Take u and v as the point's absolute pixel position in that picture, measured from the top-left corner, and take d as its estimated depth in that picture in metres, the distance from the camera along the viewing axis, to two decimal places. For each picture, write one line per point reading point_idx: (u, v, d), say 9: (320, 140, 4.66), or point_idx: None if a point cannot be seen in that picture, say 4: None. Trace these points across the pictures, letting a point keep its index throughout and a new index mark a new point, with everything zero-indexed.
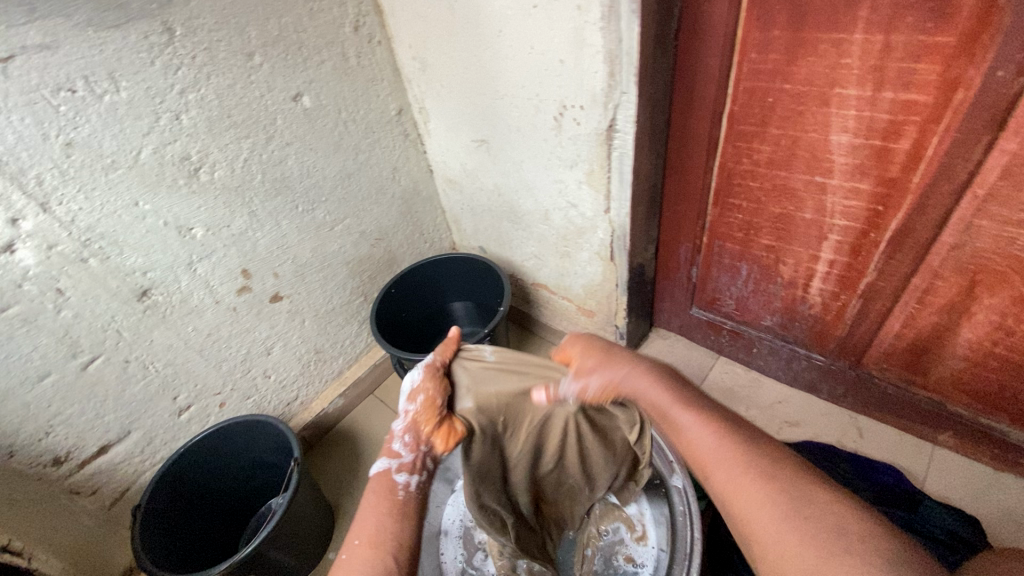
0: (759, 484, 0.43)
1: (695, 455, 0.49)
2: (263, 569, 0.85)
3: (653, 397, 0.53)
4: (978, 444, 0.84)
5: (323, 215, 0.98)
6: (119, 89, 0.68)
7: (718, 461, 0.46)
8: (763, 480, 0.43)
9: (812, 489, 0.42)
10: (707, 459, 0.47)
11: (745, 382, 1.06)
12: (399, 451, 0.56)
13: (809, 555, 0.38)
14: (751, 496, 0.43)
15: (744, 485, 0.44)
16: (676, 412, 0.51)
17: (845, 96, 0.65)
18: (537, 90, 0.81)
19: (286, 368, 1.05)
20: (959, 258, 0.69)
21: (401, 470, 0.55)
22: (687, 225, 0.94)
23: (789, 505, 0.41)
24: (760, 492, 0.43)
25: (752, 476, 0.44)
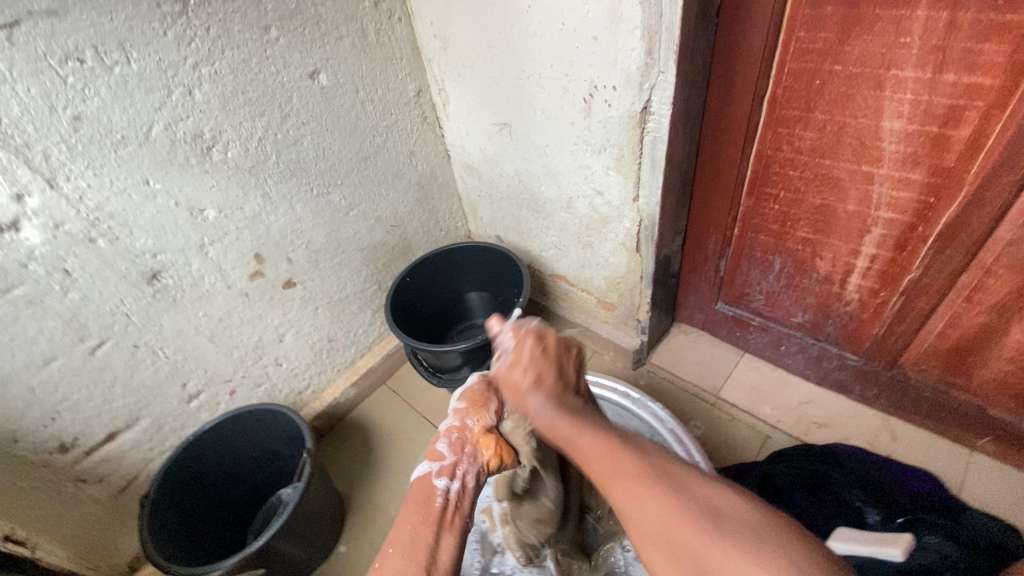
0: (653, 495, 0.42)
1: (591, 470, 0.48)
2: (272, 562, 0.82)
3: (553, 417, 0.52)
4: (1021, 451, 0.80)
5: (338, 199, 0.95)
6: (130, 60, 0.65)
7: (613, 481, 0.45)
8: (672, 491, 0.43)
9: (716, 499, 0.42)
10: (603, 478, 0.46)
11: (771, 380, 1.02)
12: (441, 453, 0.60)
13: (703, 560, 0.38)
14: (644, 509, 0.42)
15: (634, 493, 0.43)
16: (580, 435, 0.50)
17: (902, 78, 0.61)
18: (566, 70, 0.77)
19: (298, 357, 1.02)
20: (1016, 254, 0.65)
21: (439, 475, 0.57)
22: (718, 216, 0.89)
23: (685, 508, 0.41)
24: (656, 509, 0.41)
25: (648, 481, 0.44)
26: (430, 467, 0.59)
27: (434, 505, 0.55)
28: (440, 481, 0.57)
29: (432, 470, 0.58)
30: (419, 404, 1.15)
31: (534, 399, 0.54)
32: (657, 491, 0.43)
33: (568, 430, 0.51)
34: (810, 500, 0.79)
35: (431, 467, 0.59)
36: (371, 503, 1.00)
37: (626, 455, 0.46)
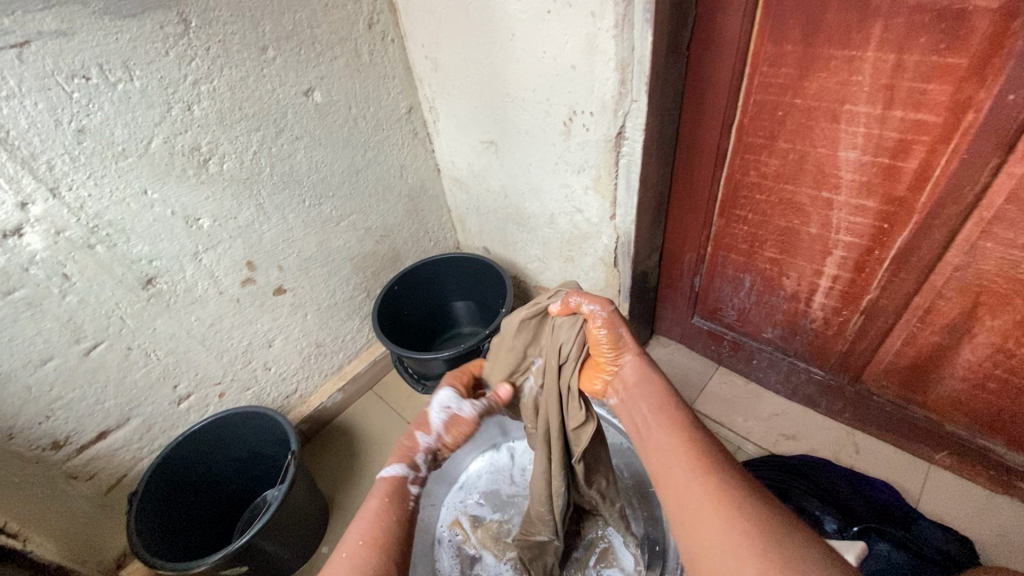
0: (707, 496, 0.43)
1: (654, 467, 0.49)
2: (255, 560, 0.85)
3: (642, 416, 0.53)
4: (975, 465, 0.84)
5: (329, 209, 0.99)
6: (133, 78, 0.69)
7: (673, 474, 0.46)
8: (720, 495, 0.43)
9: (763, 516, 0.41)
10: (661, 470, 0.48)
11: (743, 393, 1.06)
12: (418, 464, 0.62)
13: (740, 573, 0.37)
14: (691, 502, 0.44)
15: (693, 497, 0.44)
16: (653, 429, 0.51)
17: (855, 112, 0.65)
18: (547, 95, 0.81)
19: (286, 361, 1.05)
20: (963, 278, 0.69)
21: (414, 485, 0.60)
22: (692, 234, 0.94)
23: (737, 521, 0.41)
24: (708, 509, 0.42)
25: (691, 466, 0.46)
26: (404, 473, 0.60)
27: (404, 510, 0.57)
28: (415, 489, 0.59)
29: (405, 475, 0.60)
30: (404, 410, 1.18)
31: (633, 397, 0.55)
32: (714, 492, 0.43)
33: (648, 426, 0.52)
34: None
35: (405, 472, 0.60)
36: (353, 506, 1.03)
37: (701, 466, 0.45)
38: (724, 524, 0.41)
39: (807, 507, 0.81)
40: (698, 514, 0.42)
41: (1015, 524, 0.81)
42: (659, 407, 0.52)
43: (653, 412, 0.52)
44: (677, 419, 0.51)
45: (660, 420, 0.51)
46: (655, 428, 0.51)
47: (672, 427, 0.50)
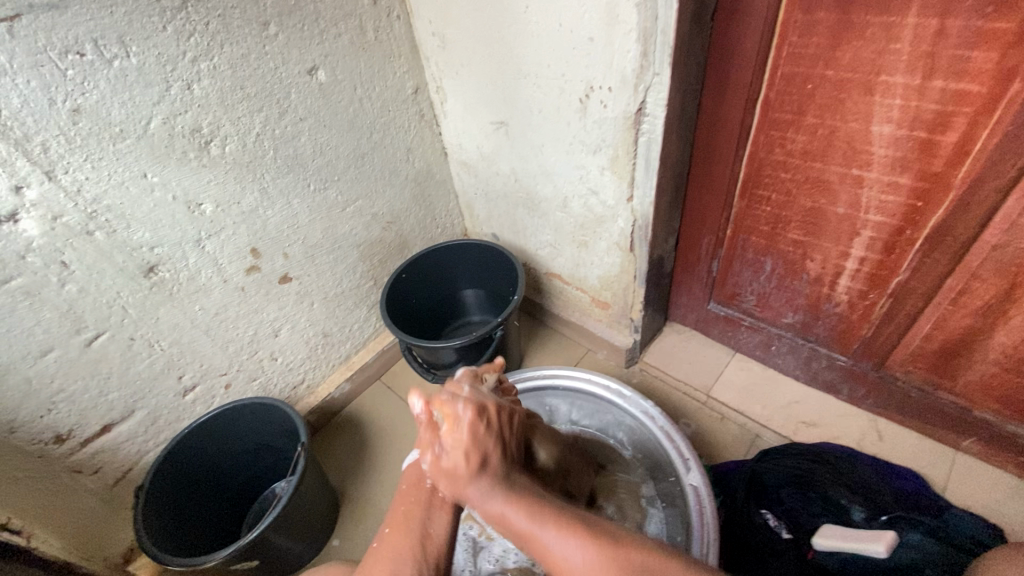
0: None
1: (546, 559, 0.47)
2: (267, 553, 0.83)
3: (492, 507, 0.52)
4: (1003, 452, 0.82)
5: (335, 194, 0.96)
6: (129, 55, 0.65)
7: (574, 574, 0.45)
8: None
9: None
10: (565, 571, 0.45)
11: (761, 380, 1.03)
12: None
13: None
14: None
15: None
16: (539, 522, 0.48)
17: (891, 83, 0.62)
18: (562, 71, 0.77)
19: (293, 352, 1.03)
20: (1001, 259, 0.66)
21: None
22: (711, 216, 0.91)
23: None
24: None
25: (602, 565, 0.44)
26: (425, 455, 0.64)
27: (426, 489, 0.58)
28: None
29: None
30: None
31: (475, 489, 0.53)
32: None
33: (512, 514, 0.50)
34: (799, 500, 0.80)
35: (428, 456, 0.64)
36: (364, 498, 1.01)
37: (588, 547, 0.46)
38: None
39: (834, 497, 0.78)
40: None
41: None
42: (501, 491, 0.52)
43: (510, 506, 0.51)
44: (565, 515, 0.49)
45: (523, 512, 0.50)
46: (529, 535, 0.49)
47: (530, 513, 0.50)
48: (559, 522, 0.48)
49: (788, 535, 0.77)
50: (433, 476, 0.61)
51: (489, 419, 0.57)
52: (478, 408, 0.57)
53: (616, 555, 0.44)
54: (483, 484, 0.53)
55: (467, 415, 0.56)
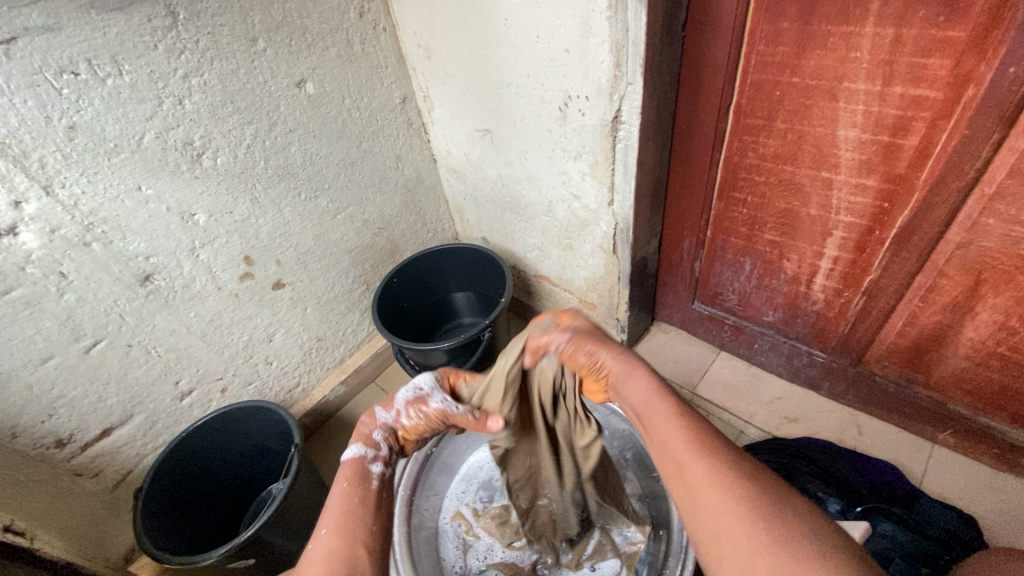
0: (704, 459, 0.41)
1: (641, 413, 0.47)
2: (262, 552, 0.85)
3: (615, 363, 0.53)
4: (977, 443, 0.84)
5: (326, 202, 0.98)
6: (122, 73, 0.68)
7: (669, 424, 0.44)
8: (735, 482, 0.39)
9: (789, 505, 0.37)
10: (657, 420, 0.45)
11: (745, 377, 1.06)
12: (378, 443, 0.58)
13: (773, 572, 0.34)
14: (710, 506, 0.38)
15: (689, 455, 0.41)
16: (638, 378, 0.50)
17: (853, 90, 0.64)
18: (542, 80, 0.80)
19: (288, 356, 1.05)
20: (965, 256, 0.69)
21: (376, 464, 0.55)
22: (691, 218, 0.93)
23: (768, 513, 0.37)
24: (727, 497, 0.38)
25: (700, 460, 0.41)
26: (364, 454, 0.55)
27: (372, 488, 0.53)
28: (376, 468, 0.55)
29: (365, 455, 0.55)
30: None
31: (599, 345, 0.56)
32: (732, 483, 0.39)
33: (627, 372, 0.52)
34: None
35: (365, 453, 0.56)
36: None
37: (691, 440, 0.42)
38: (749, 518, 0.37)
39: (811, 488, 0.80)
40: (714, 512, 0.38)
41: (1019, 502, 0.81)
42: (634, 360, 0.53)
43: (630, 375, 0.51)
44: (671, 390, 0.48)
45: (641, 372, 0.51)
46: (645, 404, 0.48)
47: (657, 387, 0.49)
48: (672, 394, 0.48)
49: None
50: (377, 476, 0.54)
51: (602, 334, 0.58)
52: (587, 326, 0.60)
53: (715, 437, 0.43)
54: (626, 352, 0.54)
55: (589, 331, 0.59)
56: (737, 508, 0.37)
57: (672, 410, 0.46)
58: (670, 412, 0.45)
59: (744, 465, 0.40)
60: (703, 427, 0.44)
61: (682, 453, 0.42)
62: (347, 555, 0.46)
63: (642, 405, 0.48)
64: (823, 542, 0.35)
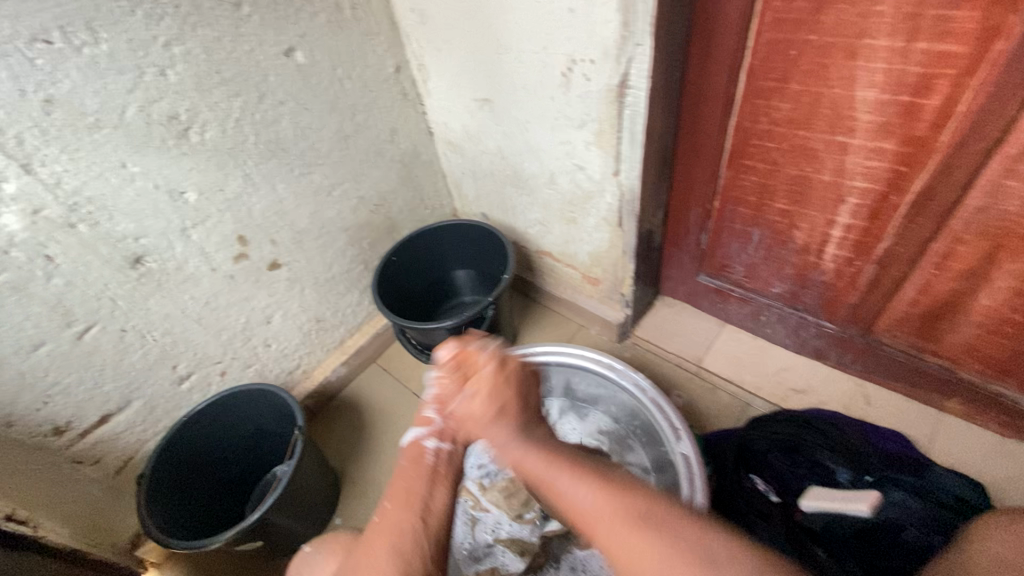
0: (657, 546, 0.43)
1: (582, 520, 0.48)
2: (271, 533, 0.85)
3: (533, 464, 0.54)
4: (986, 410, 0.84)
5: (320, 178, 0.95)
6: (99, 41, 0.64)
7: (609, 524, 0.46)
8: (650, 526, 0.44)
9: (693, 527, 0.44)
10: (598, 530, 0.46)
11: (751, 349, 1.05)
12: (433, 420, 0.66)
13: None
14: (639, 552, 0.43)
15: (638, 544, 0.43)
16: (561, 473, 0.51)
17: (874, 47, 0.61)
18: (544, 43, 0.76)
19: (287, 337, 1.03)
20: (983, 221, 0.67)
21: (429, 441, 0.65)
22: (698, 188, 0.90)
23: (684, 544, 0.42)
24: (647, 540, 0.43)
25: (615, 512, 0.46)
26: (419, 433, 0.66)
27: (425, 463, 0.63)
28: (431, 443, 0.64)
29: (422, 435, 0.65)
30: (409, 382, 1.17)
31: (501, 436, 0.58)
32: (645, 525, 0.44)
33: (552, 473, 0.52)
34: (786, 464, 0.82)
35: (421, 431, 0.66)
36: (365, 476, 1.04)
37: (604, 493, 0.48)
38: (673, 550, 0.42)
39: (820, 459, 0.81)
40: (654, 562, 0.42)
41: None
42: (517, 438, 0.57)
43: (528, 459, 0.54)
44: (558, 456, 0.54)
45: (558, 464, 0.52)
46: (553, 479, 0.51)
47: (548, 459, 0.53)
48: (600, 481, 0.49)
49: (776, 498, 0.80)
50: (434, 450, 0.64)
51: (514, 375, 0.66)
52: (501, 362, 0.66)
53: (654, 513, 0.45)
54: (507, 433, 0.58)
55: (509, 382, 0.65)
56: (666, 543, 0.43)
57: (576, 473, 0.51)
58: (575, 477, 0.50)
59: (643, 502, 0.47)
60: (609, 480, 0.49)
61: (604, 518, 0.46)
62: (410, 532, 0.55)
63: (550, 483, 0.52)
64: (739, 560, 0.41)
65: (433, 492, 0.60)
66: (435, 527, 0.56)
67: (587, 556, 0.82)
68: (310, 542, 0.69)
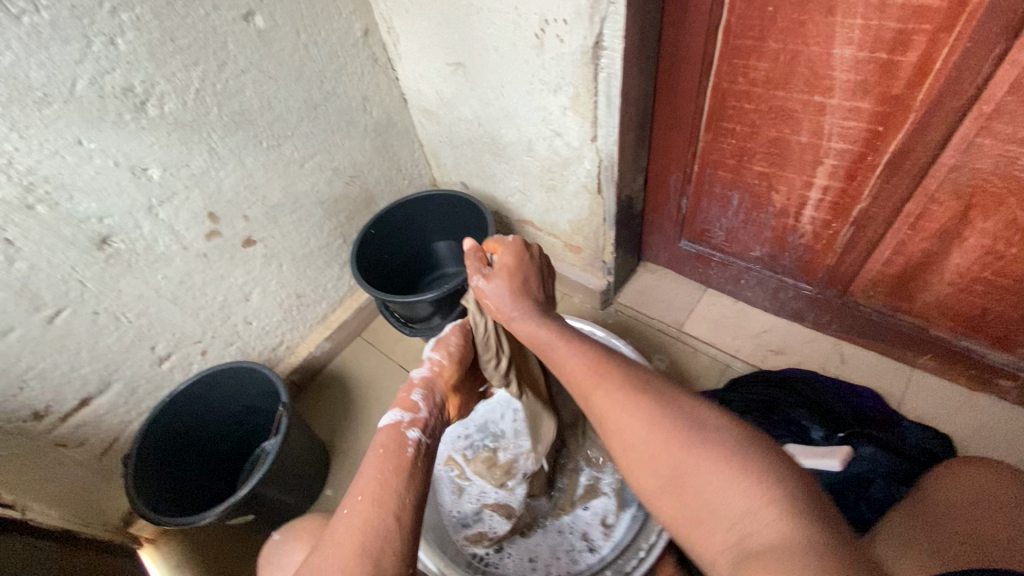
0: (644, 414, 0.46)
1: (575, 377, 0.53)
2: (261, 506, 0.87)
3: (530, 329, 0.59)
4: (956, 366, 0.86)
5: (290, 150, 0.92)
6: (39, 9, 0.60)
7: (605, 390, 0.50)
8: (639, 398, 0.48)
9: (684, 405, 0.47)
10: (591, 391, 0.51)
11: (731, 313, 1.06)
12: (419, 404, 0.63)
13: (675, 455, 0.43)
14: (626, 419, 0.47)
15: (625, 411, 0.47)
16: (562, 342, 0.56)
17: (852, 2, 0.59)
18: (514, 3, 0.73)
19: (267, 314, 1.02)
20: (958, 180, 0.67)
21: (411, 429, 0.58)
22: (678, 153, 0.89)
23: (665, 418, 0.45)
24: (635, 410, 0.47)
25: (615, 384, 0.49)
26: (401, 418, 0.60)
27: (405, 455, 0.56)
28: (413, 432, 0.58)
29: (404, 420, 0.60)
30: (394, 354, 1.18)
31: (521, 311, 0.60)
32: (636, 398, 0.48)
33: (547, 339, 0.58)
34: (762, 422, 0.84)
35: (404, 417, 0.60)
36: (353, 448, 1.05)
37: (604, 369, 0.51)
38: (656, 423, 0.45)
39: (795, 418, 0.83)
40: (633, 427, 0.46)
41: (991, 419, 0.84)
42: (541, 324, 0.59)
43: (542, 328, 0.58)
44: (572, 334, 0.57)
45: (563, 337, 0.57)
46: (563, 351, 0.55)
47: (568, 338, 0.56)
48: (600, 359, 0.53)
49: None
50: (414, 439, 0.57)
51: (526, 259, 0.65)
52: (513, 257, 0.64)
53: (642, 387, 0.49)
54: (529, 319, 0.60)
55: (512, 255, 0.64)
56: (649, 415, 0.46)
57: (586, 354, 0.53)
58: (586, 357, 0.53)
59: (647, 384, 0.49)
60: (614, 361, 0.52)
61: (601, 385, 0.50)
62: (380, 529, 0.48)
63: (558, 352, 0.56)
64: (717, 428, 0.44)
65: (405, 486, 0.52)
66: (406, 528, 0.49)
67: (573, 519, 0.87)
68: (280, 530, 0.71)
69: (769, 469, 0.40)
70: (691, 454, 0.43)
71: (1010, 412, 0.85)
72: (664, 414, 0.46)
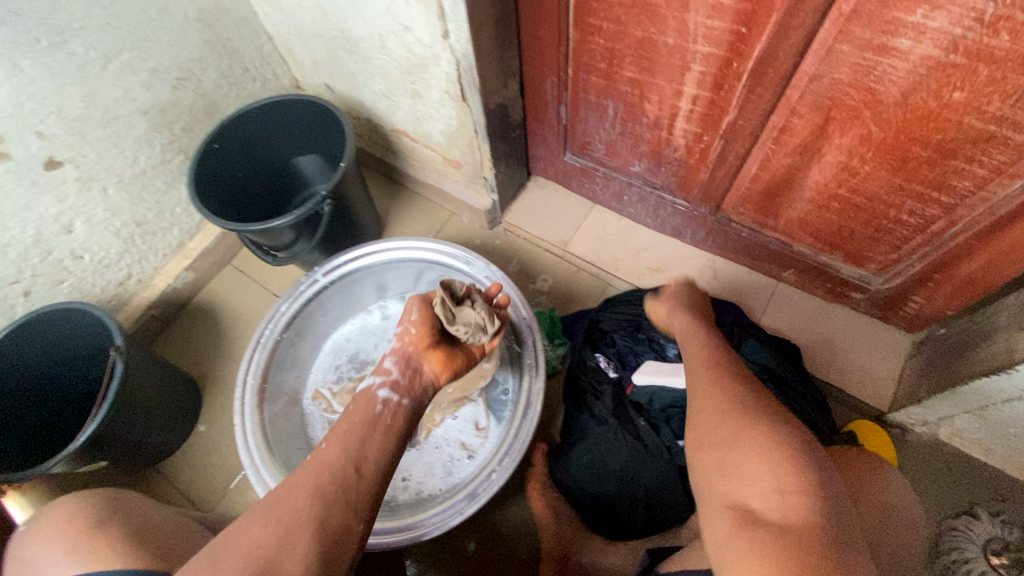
0: (724, 408, 0.56)
1: (705, 437, 0.56)
2: (112, 451, 0.82)
3: (738, 364, 0.63)
4: (815, 280, 0.88)
5: (81, 47, 0.75)
6: None
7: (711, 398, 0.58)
8: (756, 443, 0.51)
9: (790, 443, 0.50)
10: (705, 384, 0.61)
11: (616, 230, 1.03)
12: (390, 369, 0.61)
13: (790, 501, 0.46)
14: (751, 467, 0.50)
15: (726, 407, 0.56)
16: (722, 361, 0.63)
17: None
18: None
19: (102, 246, 0.90)
20: (817, 91, 0.62)
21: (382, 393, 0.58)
22: (548, 54, 0.79)
23: (765, 457, 0.50)
24: (765, 459, 0.49)
25: (750, 428, 0.52)
26: (374, 380, 0.59)
27: (372, 412, 0.56)
28: (383, 391, 0.58)
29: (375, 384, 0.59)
30: (268, 282, 1.09)
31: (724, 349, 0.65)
32: (763, 443, 0.51)
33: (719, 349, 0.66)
34: (627, 343, 0.85)
35: (376, 381, 0.59)
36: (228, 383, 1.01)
37: (735, 411, 0.55)
38: (780, 474, 0.48)
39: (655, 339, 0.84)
40: (755, 481, 0.49)
41: (838, 329, 0.89)
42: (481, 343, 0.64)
43: (704, 373, 0.62)
44: (724, 381, 0.59)
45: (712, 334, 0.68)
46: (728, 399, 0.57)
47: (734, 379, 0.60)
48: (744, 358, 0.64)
49: (614, 375, 0.83)
50: (383, 398, 0.57)
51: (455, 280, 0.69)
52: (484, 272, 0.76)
53: (763, 421, 0.53)
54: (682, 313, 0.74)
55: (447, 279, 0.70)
56: (766, 461, 0.49)
57: (719, 394, 0.58)
58: (717, 398, 0.57)
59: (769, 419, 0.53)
60: (750, 395, 0.56)
61: (724, 424, 0.55)
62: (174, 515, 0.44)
63: (699, 403, 0.59)
64: (803, 461, 0.49)
65: (367, 442, 0.54)
66: (367, 482, 0.51)
67: (445, 431, 0.88)
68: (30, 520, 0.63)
69: (816, 492, 0.46)
70: (798, 492, 0.46)
71: (858, 321, 0.89)
72: (791, 454, 0.49)
